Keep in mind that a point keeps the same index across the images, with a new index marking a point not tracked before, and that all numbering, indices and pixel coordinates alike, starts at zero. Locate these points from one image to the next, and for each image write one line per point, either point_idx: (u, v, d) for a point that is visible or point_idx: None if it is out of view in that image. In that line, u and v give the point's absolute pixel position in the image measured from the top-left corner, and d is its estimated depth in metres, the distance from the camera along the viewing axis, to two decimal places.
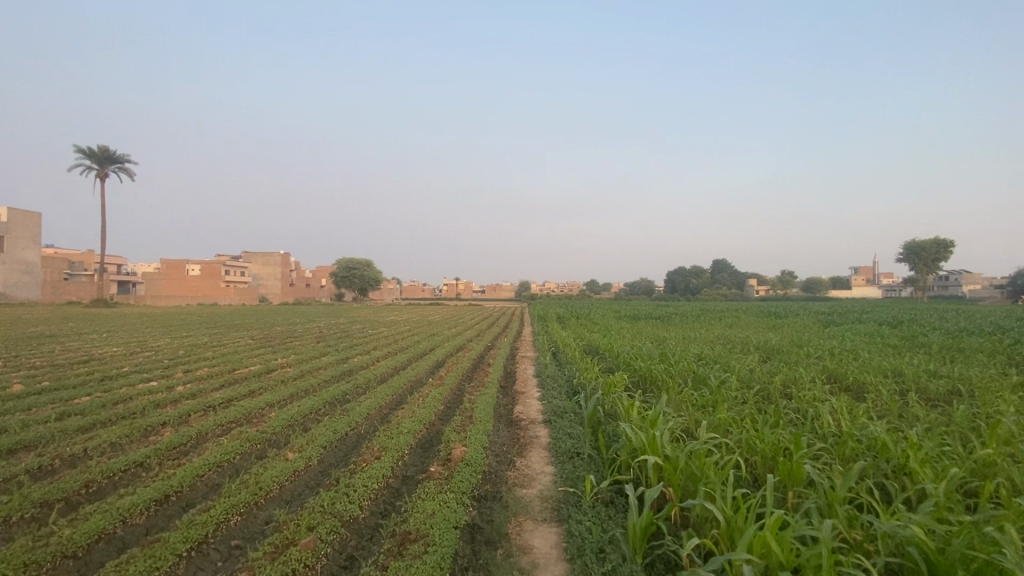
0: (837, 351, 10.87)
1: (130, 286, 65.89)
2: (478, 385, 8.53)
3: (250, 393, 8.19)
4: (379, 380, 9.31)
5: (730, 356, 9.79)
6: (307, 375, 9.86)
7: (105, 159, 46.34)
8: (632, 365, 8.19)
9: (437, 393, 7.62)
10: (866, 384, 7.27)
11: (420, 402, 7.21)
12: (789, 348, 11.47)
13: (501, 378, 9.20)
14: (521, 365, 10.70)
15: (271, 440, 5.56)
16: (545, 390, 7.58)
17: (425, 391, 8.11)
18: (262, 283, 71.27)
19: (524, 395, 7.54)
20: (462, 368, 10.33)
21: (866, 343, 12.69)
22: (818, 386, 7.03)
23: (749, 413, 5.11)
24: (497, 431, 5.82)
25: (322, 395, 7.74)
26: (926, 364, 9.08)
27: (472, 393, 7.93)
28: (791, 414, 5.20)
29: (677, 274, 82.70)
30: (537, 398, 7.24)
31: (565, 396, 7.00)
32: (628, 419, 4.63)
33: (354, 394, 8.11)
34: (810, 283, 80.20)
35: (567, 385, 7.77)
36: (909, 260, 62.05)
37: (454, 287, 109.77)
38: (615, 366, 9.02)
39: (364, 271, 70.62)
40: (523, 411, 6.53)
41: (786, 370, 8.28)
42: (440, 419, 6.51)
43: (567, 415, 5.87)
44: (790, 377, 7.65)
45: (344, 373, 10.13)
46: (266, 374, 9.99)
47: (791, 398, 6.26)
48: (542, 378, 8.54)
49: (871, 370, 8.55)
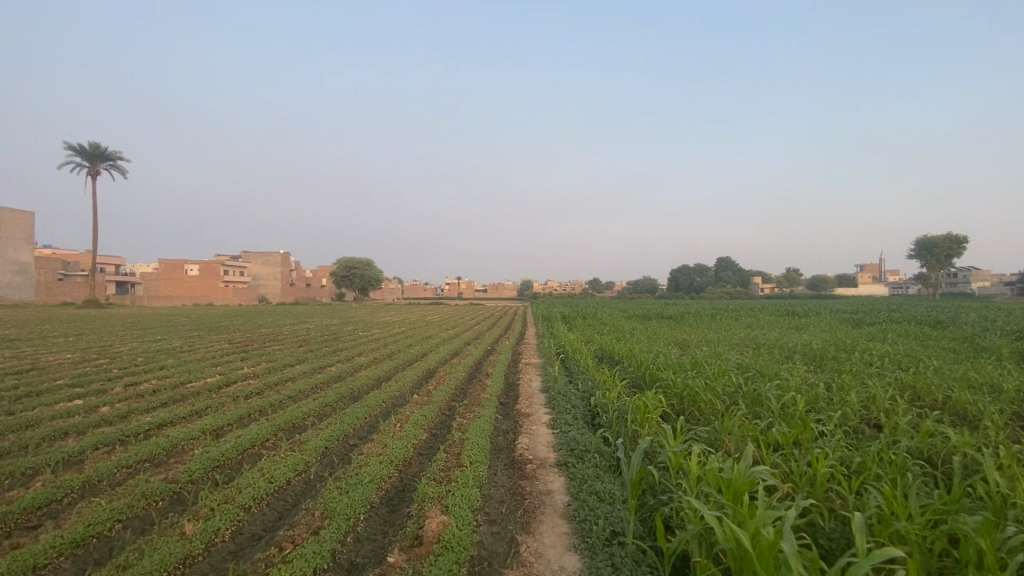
0: (894, 357, 9.27)
1: (127, 286, 64.66)
2: (473, 404, 6.91)
3: (189, 417, 6.57)
4: (353, 398, 7.68)
5: (775, 365, 8.19)
6: (271, 390, 8.29)
7: (97, 157, 44.87)
8: (663, 380, 6.61)
9: (419, 418, 6.08)
10: (967, 405, 5.68)
11: (396, 432, 5.60)
12: (836, 353, 9.91)
13: (501, 394, 7.69)
14: (525, 375, 9.19)
15: (175, 498, 3.96)
16: (558, 413, 5.98)
17: (406, 412, 6.57)
18: (260, 283, 69.70)
19: (529, 420, 5.93)
20: (455, 381, 8.71)
21: (919, 345, 11.14)
22: (910, 410, 5.44)
23: (859, 465, 3.55)
24: (493, 481, 4.23)
25: (275, 420, 6.14)
26: (1016, 373, 7.51)
27: (465, 414, 6.41)
28: (915, 466, 3.64)
29: (682, 271, 81.03)
30: (546, 424, 5.69)
31: (582, 424, 5.43)
32: (689, 482, 3.13)
33: (318, 419, 6.49)
34: (816, 280, 78.81)
35: (584, 407, 6.18)
36: (920, 256, 60.46)
37: (455, 286, 108.26)
38: (638, 378, 7.48)
39: (363, 270, 69.07)
40: (527, 446, 4.93)
41: (852, 384, 6.70)
42: (418, 459, 4.92)
43: (591, 456, 4.30)
44: (863, 394, 6.10)
45: (313, 387, 8.47)
46: (222, 388, 8.40)
47: (885, 430, 4.72)
48: (551, 395, 6.94)
49: (955, 382, 6.96)
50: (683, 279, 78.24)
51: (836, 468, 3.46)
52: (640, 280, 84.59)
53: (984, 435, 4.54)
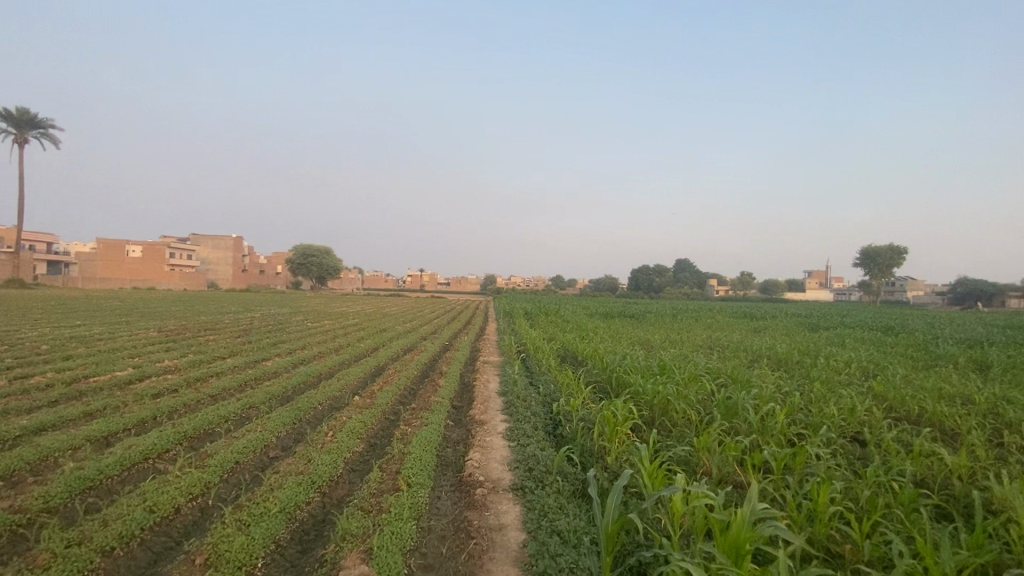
0: (859, 364, 9.07)
1: (59, 266, 59.87)
2: (421, 408, 6.13)
3: (78, 420, 5.50)
4: (284, 399, 6.73)
5: (744, 370, 7.79)
6: (191, 387, 7.23)
7: (25, 123, 40.79)
8: (631, 386, 6.06)
9: (356, 426, 5.27)
10: (946, 420, 5.36)
11: (324, 444, 4.78)
12: (802, 358, 9.65)
13: (453, 396, 6.96)
14: (483, 375, 8.49)
15: (15, 536, 3.05)
16: (515, 422, 5.30)
17: (343, 416, 5.75)
18: (208, 267, 65.94)
19: (483, 429, 5.22)
20: (404, 380, 7.86)
21: (879, 352, 11.08)
22: (892, 425, 5.06)
23: (868, 499, 3.00)
24: (435, 511, 3.49)
25: (181, 426, 5.19)
26: (981, 383, 7.37)
27: (410, 420, 5.66)
28: (926, 499, 3.13)
29: (643, 271, 82.01)
30: (501, 434, 5.02)
31: (542, 437, 4.78)
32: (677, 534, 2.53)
33: (237, 424, 5.56)
34: (768, 284, 81.78)
35: (544, 415, 5.52)
36: (865, 264, 63.28)
37: (417, 278, 106.12)
38: (603, 382, 6.90)
39: (320, 258, 66.43)
40: (479, 463, 4.23)
41: (827, 394, 6.32)
42: (347, 478, 4.13)
43: (553, 480, 3.64)
44: (839, 405, 5.70)
45: (240, 385, 7.45)
46: (131, 384, 7.28)
47: (873, 448, 4.28)
48: (508, 400, 6.26)
49: (927, 392, 6.70)
50: (642, 278, 79.22)
51: (843, 504, 2.93)
52: (602, 278, 85.23)
53: (977, 455, 4.16)
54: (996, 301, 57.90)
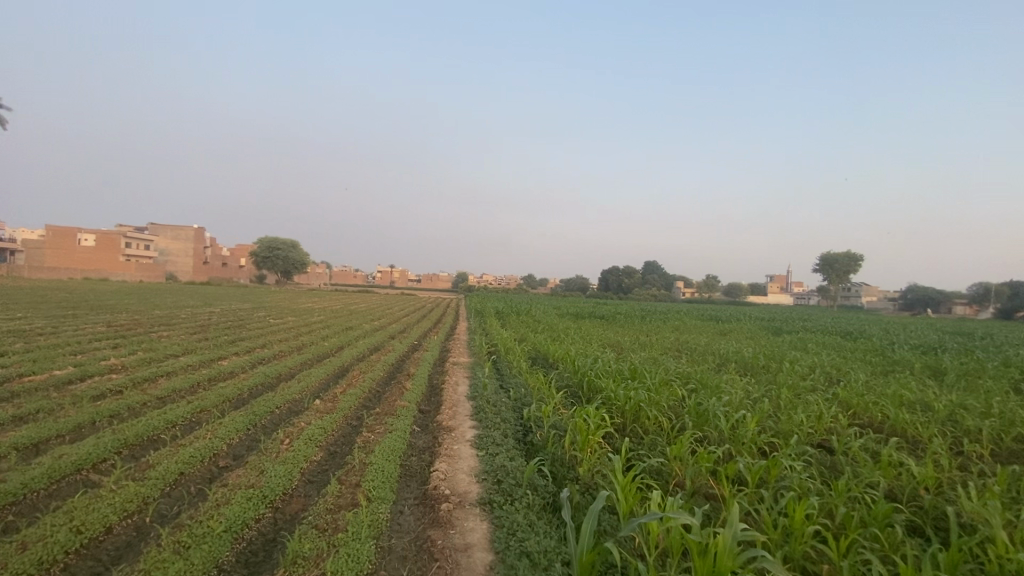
0: (823, 370, 9.26)
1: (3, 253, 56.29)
2: (386, 413, 5.88)
3: (5, 425, 5.01)
4: (240, 402, 6.34)
5: (713, 374, 7.81)
6: (137, 388, 6.75)
7: None
8: (602, 390, 5.96)
9: (315, 434, 4.99)
10: (908, 428, 5.46)
11: (278, 453, 4.48)
12: (768, 363, 9.79)
13: (420, 401, 6.72)
14: (452, 377, 8.27)
15: None
16: (483, 429, 5.12)
17: (302, 422, 5.45)
18: (167, 258, 63.21)
19: (450, 436, 5.02)
20: (370, 383, 7.56)
21: (841, 357, 11.38)
22: (857, 433, 5.11)
23: (843, 517, 2.95)
24: (397, 529, 3.27)
25: (122, 432, 4.79)
26: (937, 390, 7.61)
27: (374, 426, 5.41)
28: (898, 515, 3.10)
29: (614, 272, 82.89)
30: (469, 442, 4.82)
31: (511, 445, 4.62)
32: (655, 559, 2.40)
33: (186, 429, 5.19)
34: (733, 287, 84.17)
35: (514, 421, 5.35)
36: (825, 270, 65.71)
37: (387, 275, 104.49)
38: (574, 385, 6.80)
39: (287, 251, 64.56)
40: (444, 474, 4.02)
41: (794, 400, 6.38)
42: (303, 492, 3.86)
43: (522, 494, 3.47)
44: (807, 412, 5.74)
45: (192, 387, 7.00)
46: (70, 384, 6.73)
47: (842, 458, 4.29)
48: (477, 404, 6.08)
49: (888, 398, 6.85)
50: (612, 279, 80.07)
51: (819, 522, 2.87)
52: (573, 279, 85.80)
53: (941, 465, 4.22)
54: (943, 308, 61.03)
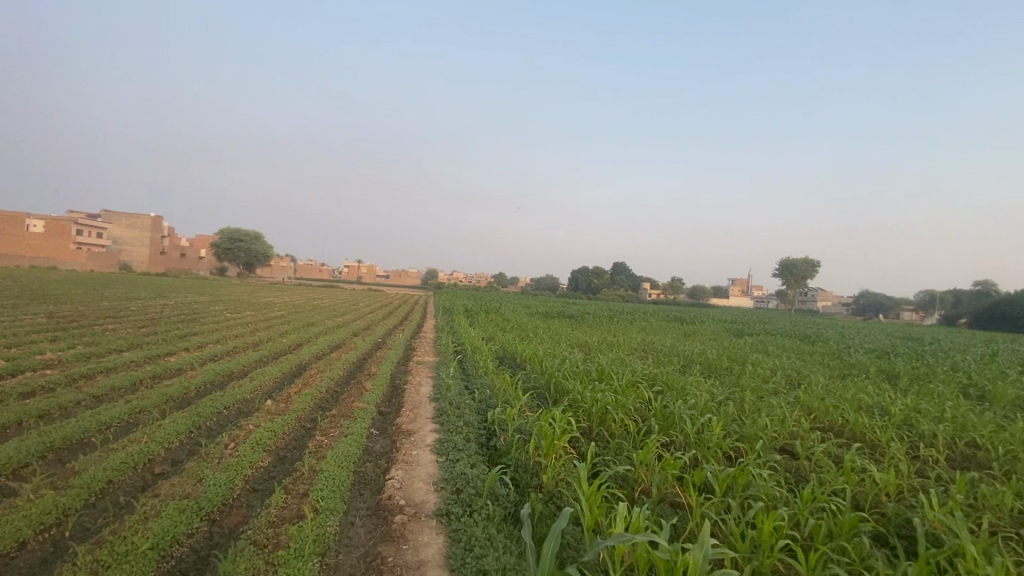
0: (784, 372, 9.43)
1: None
2: (343, 415, 5.58)
3: None
4: (184, 402, 5.90)
5: (679, 376, 7.81)
6: (67, 385, 6.19)
7: None
8: (569, 392, 5.82)
9: (263, 438, 4.65)
10: (866, 432, 5.55)
11: (221, 459, 4.14)
12: (732, 365, 9.91)
13: (380, 402, 6.43)
14: (415, 377, 7.99)
15: None
16: (445, 433, 4.90)
17: (251, 424, 5.09)
18: (120, 247, 60.06)
19: (409, 441, 4.77)
20: (328, 382, 7.20)
21: (800, 360, 11.66)
22: (819, 437, 5.16)
23: (809, 528, 2.88)
24: (345, 543, 3.03)
25: (44, 433, 4.34)
26: (892, 394, 7.83)
27: (329, 429, 5.11)
28: (862, 525, 3.07)
29: (583, 272, 83.57)
30: (429, 446, 4.59)
31: (473, 450, 4.41)
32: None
33: (119, 431, 4.77)
34: (697, 290, 86.25)
35: (477, 424, 5.15)
36: (784, 275, 68.07)
37: (354, 269, 102.40)
38: (541, 387, 6.65)
39: (249, 243, 62.39)
40: (400, 482, 3.79)
41: (757, 404, 6.41)
42: (244, 503, 3.56)
43: (482, 504, 3.28)
44: (771, 415, 5.76)
45: (133, 384, 6.49)
46: None
47: (805, 463, 4.28)
48: (440, 406, 5.85)
49: (847, 402, 6.98)
50: (581, 278, 80.68)
51: (787, 534, 2.80)
52: (543, 278, 86.10)
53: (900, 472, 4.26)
54: (892, 313, 64.15)
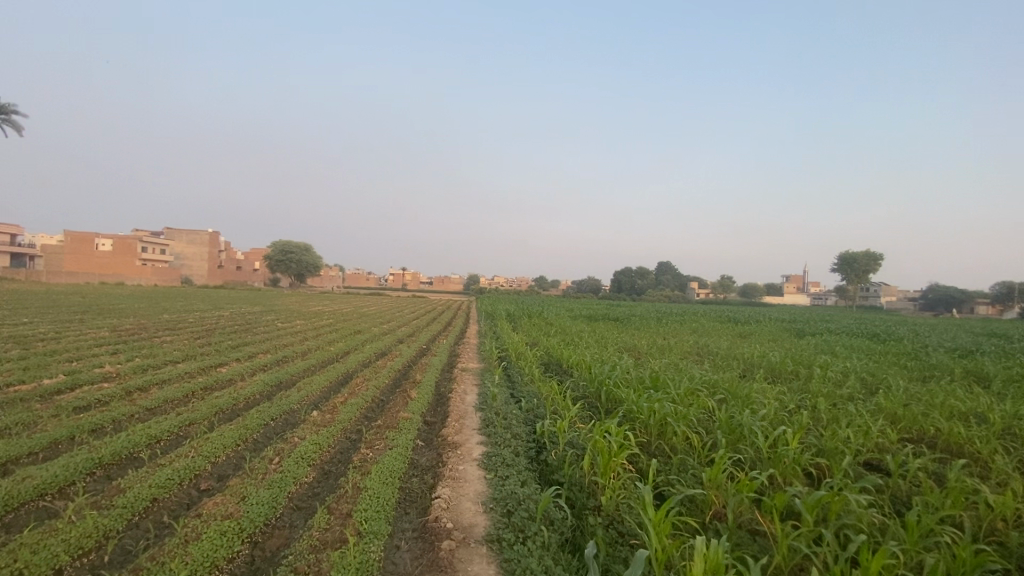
0: (858, 376, 8.62)
1: (26, 258, 57.24)
2: (387, 426, 5.43)
3: None
4: (233, 414, 5.93)
5: (741, 382, 7.25)
6: (124, 399, 6.36)
7: None
8: (622, 402, 5.46)
9: (306, 452, 4.54)
10: (963, 443, 4.95)
11: (265, 475, 4.04)
12: (797, 368, 9.18)
13: (424, 412, 6.26)
14: (460, 385, 7.80)
15: None
16: (493, 447, 4.64)
17: (296, 437, 5.01)
18: (182, 262, 63.76)
19: (455, 454, 4.54)
20: (373, 391, 7.13)
21: (872, 361, 10.74)
22: (911, 450, 4.57)
23: (927, 568, 2.43)
24: (390, 572, 2.81)
25: (97, 449, 4.41)
26: (988, 398, 6.98)
27: (374, 441, 4.97)
28: (992, 564, 2.58)
29: (626, 273, 82.02)
30: (476, 461, 4.33)
31: (523, 466, 4.13)
32: None
33: (169, 445, 4.80)
34: (747, 288, 82.96)
35: (526, 436, 4.86)
36: (842, 270, 64.29)
37: (399, 277, 104.60)
38: (590, 395, 6.29)
39: (300, 254, 64.88)
40: (448, 501, 3.55)
41: (832, 412, 5.82)
42: (287, 523, 3.42)
43: (537, 530, 2.99)
44: (851, 426, 5.17)
45: (185, 397, 6.61)
46: (55, 395, 6.37)
47: (902, 481, 3.76)
48: (486, 417, 5.61)
49: (936, 409, 6.24)
50: (625, 279, 78.95)
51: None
52: (585, 280, 85.13)
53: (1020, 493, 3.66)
54: (966, 308, 59.35)
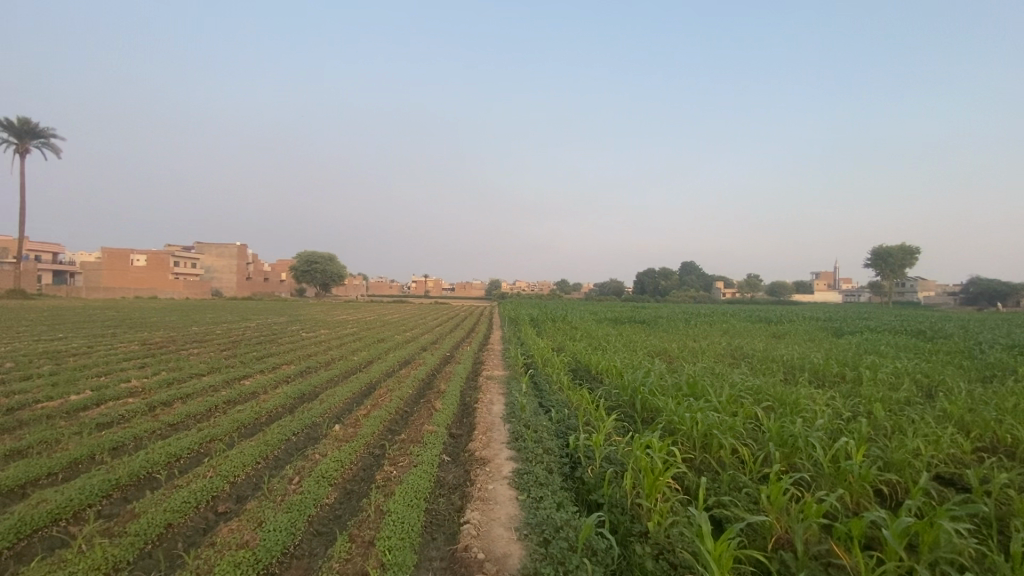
0: (911, 378, 8.04)
1: (66, 275, 59.46)
2: (411, 440, 5.18)
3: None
4: (254, 429, 5.77)
5: (786, 387, 6.76)
6: (148, 414, 6.28)
7: (27, 133, 39.12)
8: (661, 412, 5.09)
9: (327, 470, 4.31)
10: None
11: (284, 496, 3.81)
12: (843, 371, 8.63)
13: (450, 424, 6.00)
14: (486, 394, 7.54)
15: None
16: (523, 463, 4.32)
17: (317, 454, 4.79)
18: (212, 275, 65.36)
19: (484, 471, 4.25)
20: (397, 402, 6.90)
21: (924, 361, 10.07)
22: (992, 463, 4.11)
23: None
24: None
25: (115, 469, 4.26)
26: None
27: (398, 457, 4.72)
28: None
29: (650, 275, 80.77)
30: (506, 480, 4.03)
31: (558, 485, 3.81)
32: None
33: (189, 464, 4.63)
34: (776, 285, 80.95)
35: (559, 451, 4.54)
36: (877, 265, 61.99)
37: (421, 285, 105.27)
38: (625, 404, 5.93)
39: (325, 264, 65.88)
40: (477, 527, 3.25)
41: (894, 419, 5.32)
42: (307, 551, 3.18)
43: (580, 564, 2.66)
44: (918, 435, 4.69)
45: (208, 411, 6.49)
46: (80, 412, 6.32)
47: (993, 501, 3.30)
48: (515, 429, 5.30)
49: (1009, 413, 5.69)
50: (648, 281, 77.75)
51: None
52: (608, 282, 84.15)
53: None
54: (1013, 301, 56.48)
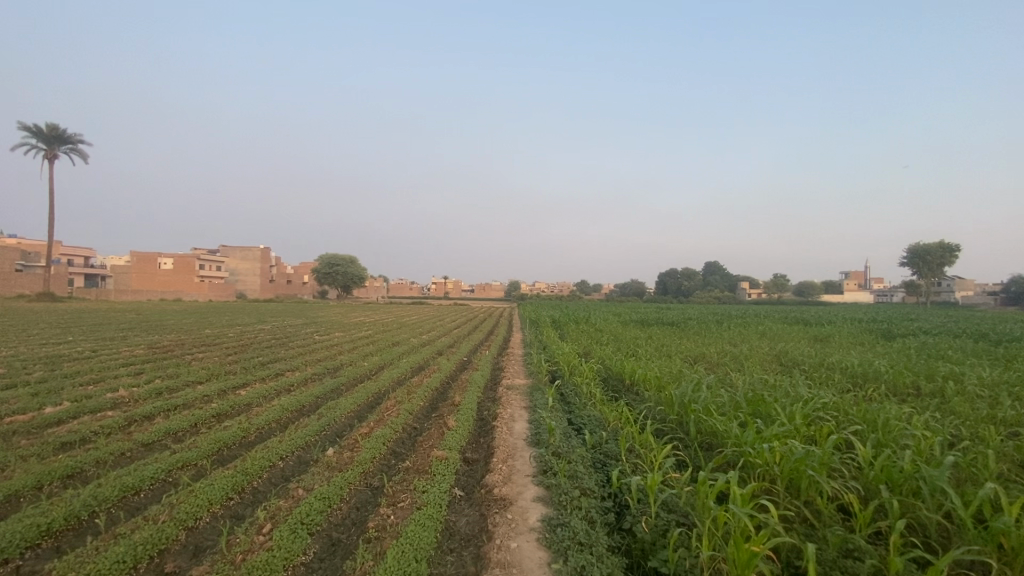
0: (1003, 390, 6.85)
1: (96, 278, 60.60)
2: (417, 470, 4.29)
3: None
4: (237, 452, 4.95)
5: (864, 403, 5.66)
6: (121, 431, 5.50)
7: (55, 139, 39.81)
8: (725, 441, 4.06)
9: (309, 514, 3.43)
10: None
11: (248, 554, 2.95)
12: (918, 380, 7.45)
13: (464, 446, 5.08)
14: (506, 407, 6.61)
15: None
16: (556, 510, 3.38)
17: (301, 487, 3.94)
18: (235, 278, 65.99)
19: (506, 519, 3.31)
20: (405, 418, 6.03)
21: (1005, 369, 8.81)
22: None
23: None
24: None
25: (53, 507, 3.47)
26: None
27: (399, 493, 3.83)
28: None
29: (673, 275, 78.87)
30: (535, 535, 3.09)
31: (603, 546, 2.85)
32: None
33: (146, 499, 3.81)
34: (805, 285, 78.29)
35: (599, 491, 3.58)
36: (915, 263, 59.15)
37: (441, 287, 104.94)
38: (674, 424, 4.93)
39: (345, 266, 65.86)
40: None
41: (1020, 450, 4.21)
42: None
43: None
44: None
45: (191, 426, 5.70)
46: (47, 427, 5.59)
47: None
48: (543, 457, 4.34)
49: None
50: (672, 282, 75.85)
51: None
52: (630, 283, 82.41)
53: None
54: None
